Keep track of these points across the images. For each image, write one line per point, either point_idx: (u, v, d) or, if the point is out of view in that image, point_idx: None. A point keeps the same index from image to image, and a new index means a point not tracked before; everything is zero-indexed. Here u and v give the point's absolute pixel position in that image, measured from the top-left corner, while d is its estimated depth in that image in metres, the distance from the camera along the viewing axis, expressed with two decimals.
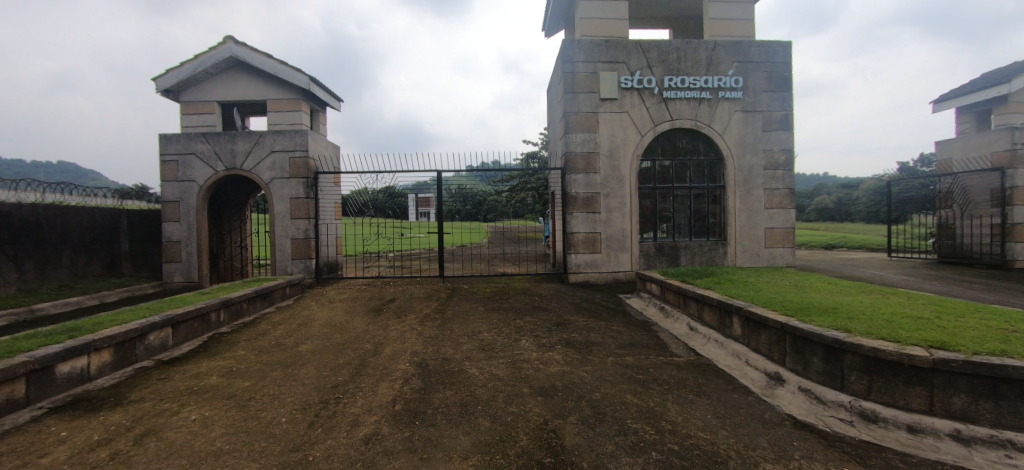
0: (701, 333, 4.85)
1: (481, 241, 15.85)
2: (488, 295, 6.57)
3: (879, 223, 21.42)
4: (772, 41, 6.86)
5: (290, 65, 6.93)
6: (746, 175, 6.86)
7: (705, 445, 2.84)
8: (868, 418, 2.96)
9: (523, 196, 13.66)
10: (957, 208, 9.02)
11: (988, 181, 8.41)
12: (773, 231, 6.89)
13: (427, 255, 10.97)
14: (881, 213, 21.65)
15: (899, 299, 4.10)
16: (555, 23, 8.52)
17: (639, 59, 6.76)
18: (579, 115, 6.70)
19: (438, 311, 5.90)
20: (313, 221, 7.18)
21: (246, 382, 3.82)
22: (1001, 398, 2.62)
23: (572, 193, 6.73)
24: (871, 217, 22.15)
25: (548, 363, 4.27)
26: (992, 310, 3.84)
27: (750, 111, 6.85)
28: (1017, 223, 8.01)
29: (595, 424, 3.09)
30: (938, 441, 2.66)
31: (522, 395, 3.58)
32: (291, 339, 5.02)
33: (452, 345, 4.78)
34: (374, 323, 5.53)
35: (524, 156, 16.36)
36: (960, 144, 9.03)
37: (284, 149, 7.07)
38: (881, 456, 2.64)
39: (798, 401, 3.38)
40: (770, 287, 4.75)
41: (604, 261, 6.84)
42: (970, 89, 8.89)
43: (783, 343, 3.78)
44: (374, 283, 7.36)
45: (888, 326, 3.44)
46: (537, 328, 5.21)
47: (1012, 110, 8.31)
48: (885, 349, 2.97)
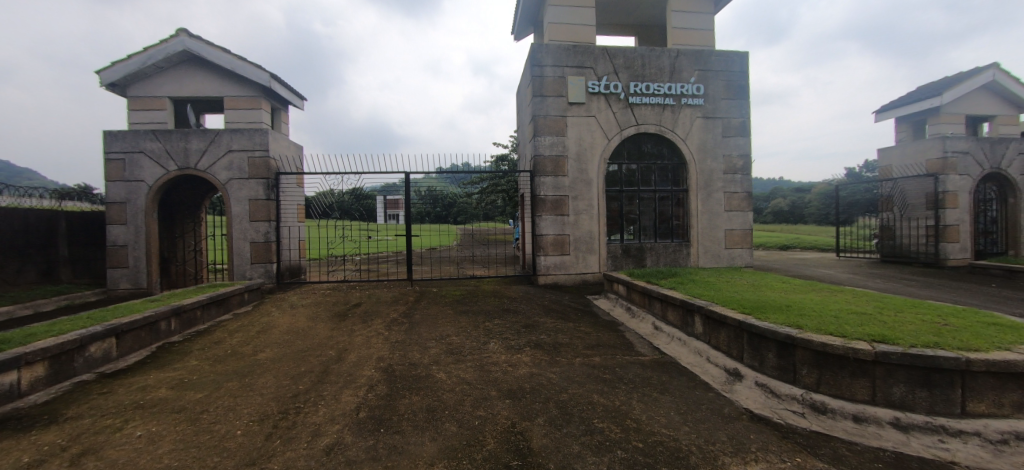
0: (665, 333, 4.98)
1: (452, 244, 15.70)
2: (457, 298, 6.49)
3: (829, 225, 22.79)
4: (731, 51, 7.18)
5: (250, 60, 6.64)
6: (707, 179, 7.13)
7: (668, 441, 2.90)
8: (818, 409, 3.12)
9: (493, 199, 13.66)
10: (897, 210, 9.72)
11: (923, 185, 9.10)
12: (733, 233, 7.18)
13: (395, 258, 10.73)
14: (830, 216, 23.06)
15: (845, 296, 4.36)
16: (525, 27, 8.58)
17: (606, 65, 6.91)
18: (548, 119, 6.78)
19: (406, 316, 5.78)
20: (274, 224, 6.89)
21: (197, 394, 3.59)
22: (933, 386, 2.84)
23: (541, 195, 6.78)
24: (823, 220, 23.51)
25: (516, 365, 4.26)
26: (925, 305, 4.15)
27: (710, 117, 7.14)
28: (948, 224, 8.72)
29: (563, 425, 3.10)
30: (880, 429, 2.84)
31: (490, 399, 3.54)
32: (248, 347, 4.78)
33: (419, 349, 4.68)
34: (338, 329, 5.35)
35: (494, 159, 16.36)
36: (898, 153, 9.74)
37: (242, 148, 6.76)
38: (830, 445, 2.78)
39: (754, 395, 3.51)
40: (728, 286, 4.94)
41: (572, 262, 6.92)
42: (906, 100, 9.62)
43: (741, 340, 3.93)
44: (339, 288, 7.14)
45: (835, 322, 3.64)
46: (506, 330, 5.20)
47: (943, 120, 9.04)
48: (833, 344, 3.14)
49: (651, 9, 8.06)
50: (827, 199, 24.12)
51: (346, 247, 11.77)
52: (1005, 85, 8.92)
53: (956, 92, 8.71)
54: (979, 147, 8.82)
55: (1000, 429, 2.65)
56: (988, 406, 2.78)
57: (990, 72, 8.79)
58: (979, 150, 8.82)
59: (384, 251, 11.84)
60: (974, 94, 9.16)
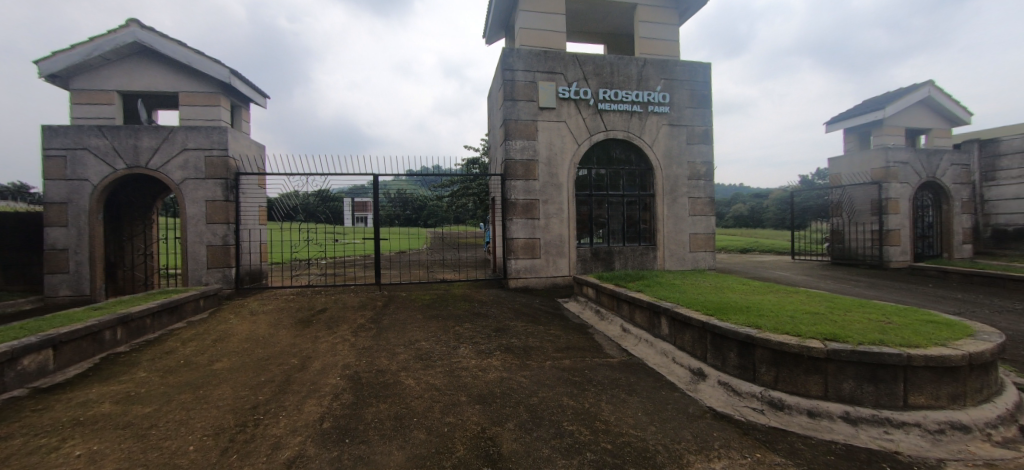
0: (632, 334, 5.07)
1: (422, 247, 15.50)
2: (427, 302, 6.39)
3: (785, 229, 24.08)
4: (694, 62, 7.47)
5: (208, 55, 6.33)
6: (673, 184, 7.36)
7: (636, 442, 2.94)
8: (776, 405, 3.25)
9: (464, 202, 13.60)
10: (846, 216, 10.34)
11: (868, 192, 9.73)
12: (696, 236, 7.43)
13: (363, 262, 10.46)
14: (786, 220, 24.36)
15: (800, 297, 4.58)
16: (496, 31, 8.61)
17: (576, 71, 7.03)
18: (519, 123, 6.81)
19: (373, 321, 5.62)
20: (233, 226, 6.58)
21: (145, 408, 3.34)
22: (879, 381, 3.03)
23: (511, 199, 6.79)
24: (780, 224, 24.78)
25: (486, 370, 4.22)
26: (870, 304, 4.42)
27: (675, 125, 7.38)
28: (891, 229, 9.36)
29: (533, 429, 3.09)
30: (832, 423, 3.00)
31: (459, 404, 3.49)
32: (203, 356, 4.51)
33: (387, 355, 4.56)
34: (301, 335, 5.15)
35: (466, 162, 16.30)
36: (846, 162, 10.38)
37: (198, 147, 6.43)
38: (787, 440, 2.91)
39: (717, 393, 3.63)
40: (692, 288, 5.09)
41: (543, 266, 6.96)
42: (854, 112, 10.29)
43: (704, 340, 4.04)
44: (303, 293, 6.89)
45: (791, 322, 3.81)
46: (476, 335, 5.15)
47: (886, 132, 9.72)
48: (789, 342, 3.28)
49: (620, 18, 8.28)
50: (783, 205, 25.53)
51: (312, 250, 11.36)
52: (938, 101, 9.72)
53: (897, 106, 9.42)
54: (916, 158, 9.53)
55: (936, 419, 2.87)
56: (927, 398, 2.99)
57: (925, 89, 9.55)
58: (916, 161, 9.54)
59: (351, 254, 11.53)
60: (912, 108, 9.92)
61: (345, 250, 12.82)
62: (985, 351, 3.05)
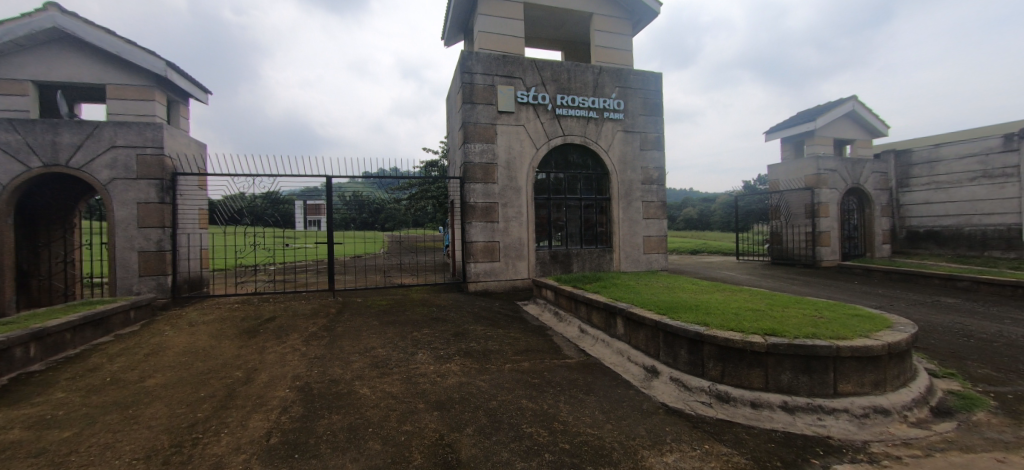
0: (590, 335, 5.17)
1: (380, 251, 15.09)
2: (384, 308, 6.21)
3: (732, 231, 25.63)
4: (646, 72, 7.80)
5: (141, 45, 5.86)
6: (628, 189, 7.61)
7: (593, 440, 2.99)
8: (722, 398, 3.43)
9: (423, 205, 13.37)
10: (784, 219, 11.14)
11: (803, 197, 10.54)
12: (650, 239, 7.72)
13: (315, 268, 10.01)
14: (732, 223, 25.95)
15: (743, 296, 4.85)
16: (456, 33, 8.57)
17: (534, 76, 7.13)
18: (477, 126, 6.81)
19: (327, 329, 5.39)
20: (169, 231, 6.10)
21: (63, 432, 3.01)
22: (813, 371, 3.27)
23: (470, 202, 6.76)
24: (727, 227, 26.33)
25: (445, 375, 4.16)
26: (804, 301, 4.76)
27: (629, 131, 7.66)
28: (822, 231, 10.18)
29: (492, 433, 3.07)
30: (772, 413, 3.21)
31: (417, 412, 3.40)
32: (134, 373, 4.13)
33: (340, 364, 4.38)
34: (246, 346, 4.84)
35: (425, 164, 16.06)
36: (783, 169, 11.17)
37: (129, 144, 5.92)
38: (732, 431, 3.07)
39: (669, 389, 3.77)
40: (646, 289, 5.27)
41: (502, 269, 6.97)
42: (790, 123, 11.13)
43: (657, 338, 4.19)
44: (249, 301, 6.49)
45: (735, 319, 4.03)
46: (434, 340, 5.06)
47: (817, 142, 10.61)
48: (734, 338, 3.47)
49: (577, 26, 8.51)
50: (728, 208, 27.17)
51: (259, 256, 10.74)
52: (861, 114, 10.74)
53: (826, 118, 10.32)
54: (844, 166, 10.44)
55: (861, 404, 3.14)
56: (854, 386, 3.27)
57: (850, 104, 10.51)
58: (844, 169, 10.45)
59: (304, 260, 11.02)
60: (839, 121, 10.88)
61: (296, 255, 12.20)
62: (901, 341, 3.38)
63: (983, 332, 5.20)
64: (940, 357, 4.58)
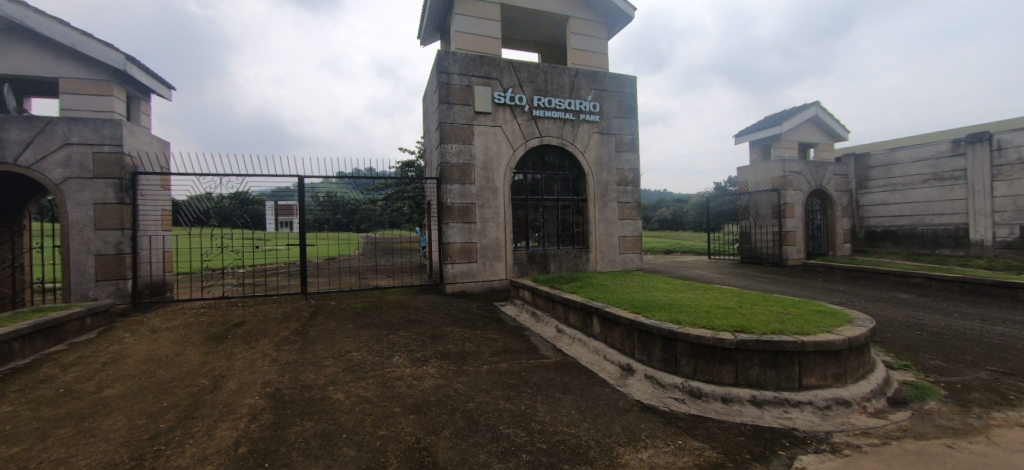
0: (567, 335, 5.22)
1: (355, 253, 14.81)
2: (358, 311, 6.09)
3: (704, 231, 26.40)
4: (621, 75, 7.94)
5: (97, 37, 5.56)
6: (604, 190, 7.72)
7: (570, 439, 3.02)
8: (695, 394, 3.52)
9: (400, 205, 13.21)
10: (753, 219, 11.53)
11: (770, 198, 10.94)
12: (625, 239, 7.86)
13: (286, 271, 9.73)
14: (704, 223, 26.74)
15: (714, 294, 4.99)
16: (432, 32, 8.49)
17: (511, 77, 7.15)
18: (454, 126, 6.77)
19: (299, 333, 5.26)
20: (128, 233, 5.81)
21: (10, 449, 2.81)
22: (779, 366, 3.40)
23: (447, 203, 6.71)
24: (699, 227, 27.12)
25: (422, 378, 4.11)
26: (771, 298, 4.93)
27: (605, 133, 7.77)
28: (788, 231, 10.60)
29: (469, 435, 3.06)
30: (742, 407, 3.32)
31: (392, 416, 3.35)
32: (90, 383, 3.91)
33: (313, 369, 4.27)
34: (213, 353, 4.66)
35: (401, 164, 15.87)
36: (752, 171, 11.56)
37: (84, 142, 5.61)
38: (704, 426, 3.16)
39: (644, 386, 3.84)
40: (621, 289, 5.36)
41: (479, 270, 6.96)
42: (758, 126, 11.55)
43: (632, 337, 4.26)
44: (216, 305, 6.26)
45: (706, 317, 4.14)
46: (411, 342, 5.00)
47: (783, 145, 11.06)
48: (705, 336, 3.56)
49: (553, 29, 8.58)
50: (700, 209, 27.97)
51: (227, 259, 10.36)
52: (823, 119, 11.26)
53: (791, 122, 10.80)
54: (808, 168, 10.91)
55: (824, 397, 3.28)
56: (817, 379, 3.41)
57: (813, 109, 11.01)
58: (808, 171, 10.91)
59: (274, 263, 10.69)
60: (804, 125, 11.36)
61: (267, 256, 11.83)
62: (860, 335, 3.55)
63: (934, 326, 5.53)
64: (895, 350, 4.84)
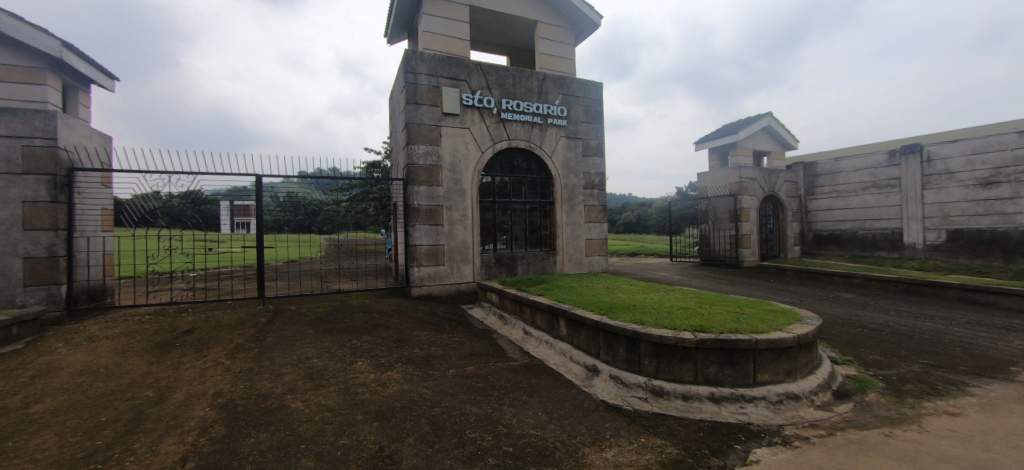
0: (534, 337, 5.25)
1: (316, 256, 14.32)
2: (319, 316, 5.88)
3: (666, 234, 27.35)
4: (588, 81, 8.10)
5: (29, 21, 5.10)
6: (571, 193, 7.84)
7: (536, 441, 3.03)
8: (657, 393, 3.62)
9: (365, 207, 12.93)
10: (711, 223, 12.03)
11: (727, 203, 11.47)
12: (591, 242, 8.01)
13: (242, 275, 9.27)
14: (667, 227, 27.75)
15: (674, 295, 5.16)
16: (399, 32, 8.36)
17: (479, 79, 7.14)
18: (421, 127, 6.68)
19: (255, 339, 5.02)
20: (63, 234, 5.37)
21: None
22: (736, 363, 3.55)
23: (414, 204, 6.60)
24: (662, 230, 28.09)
25: (386, 383, 4.02)
26: (728, 299, 5.15)
27: (572, 138, 7.90)
28: (744, 234, 11.14)
29: (434, 441, 3.01)
30: (701, 404, 3.45)
31: (355, 424, 3.25)
32: (13, 398, 3.55)
33: (270, 378, 4.08)
34: (159, 362, 4.36)
35: (366, 165, 15.55)
36: (710, 177, 12.07)
37: (11, 134, 5.13)
38: (666, 424, 3.26)
39: (609, 387, 3.91)
40: (587, 291, 5.45)
41: (447, 272, 6.89)
42: (717, 134, 12.09)
43: (597, 338, 4.33)
44: (164, 312, 5.87)
45: (667, 317, 4.28)
46: (374, 347, 4.87)
47: (739, 153, 11.64)
48: (667, 336, 3.67)
49: (522, 33, 8.66)
50: (663, 212, 28.98)
51: (176, 262, 9.75)
52: (775, 129, 11.95)
53: (746, 131, 11.40)
54: (762, 175, 11.53)
55: (776, 392, 3.46)
56: (770, 375, 3.59)
57: (766, 120, 11.66)
58: (762, 178, 11.53)
59: (229, 267, 10.15)
60: (758, 135, 12.00)
61: (220, 259, 11.19)
62: (809, 332, 3.76)
63: (872, 323, 5.96)
64: (839, 346, 5.17)
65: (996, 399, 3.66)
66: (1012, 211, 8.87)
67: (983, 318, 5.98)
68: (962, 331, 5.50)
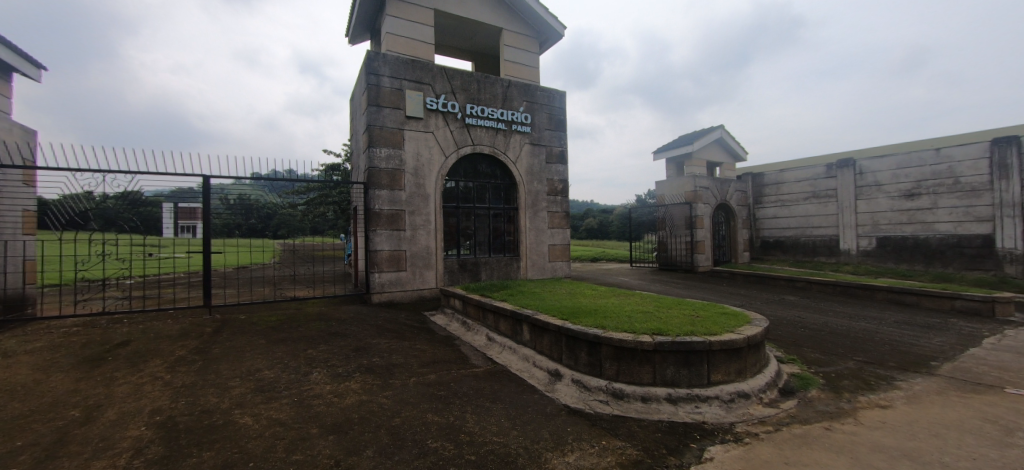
0: (497, 342, 5.24)
1: (270, 262, 13.67)
2: (272, 325, 5.60)
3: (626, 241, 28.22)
4: (551, 89, 8.25)
5: None
6: (535, 199, 7.93)
7: (499, 448, 3.01)
8: (617, 395, 3.70)
9: (322, 210, 12.52)
10: (668, 229, 12.50)
11: (683, 211, 11.98)
12: (554, 247, 8.11)
13: (184, 283, 8.67)
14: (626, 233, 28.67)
15: (633, 300, 5.31)
16: (361, 32, 8.18)
17: (443, 83, 7.10)
18: (384, 130, 6.55)
19: (199, 351, 4.71)
20: None
21: None
22: (691, 365, 3.69)
23: (375, 209, 6.44)
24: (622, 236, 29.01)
25: (343, 394, 3.87)
26: (683, 303, 5.35)
27: (536, 144, 8.00)
28: (699, 240, 11.66)
29: (394, 453, 2.92)
30: (659, 405, 3.56)
31: (309, 438, 3.11)
32: None
33: (216, 392, 3.83)
34: (88, 379, 3.98)
35: (325, 167, 15.08)
36: (667, 185, 12.56)
37: None
38: (626, 425, 3.34)
39: (571, 391, 3.96)
40: (549, 296, 5.51)
41: (409, 279, 6.77)
42: (675, 145, 12.63)
43: (559, 343, 4.38)
44: (94, 324, 5.39)
45: (626, 321, 4.39)
46: (332, 357, 4.70)
47: (694, 163, 12.23)
48: (626, 339, 3.77)
49: (487, 39, 8.71)
50: (624, 219, 29.93)
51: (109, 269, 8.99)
52: (726, 141, 12.67)
53: (700, 143, 12.02)
54: (715, 184, 12.18)
55: (728, 391, 3.63)
56: (723, 375, 3.76)
57: (718, 132, 12.33)
58: (714, 187, 12.18)
59: (170, 274, 9.47)
60: (711, 146, 12.65)
61: (162, 265, 10.42)
62: (757, 334, 3.98)
63: (813, 323, 6.39)
64: (785, 346, 5.50)
65: (920, 392, 4.01)
66: (931, 220, 9.86)
67: (907, 317, 6.56)
68: (890, 329, 6.01)
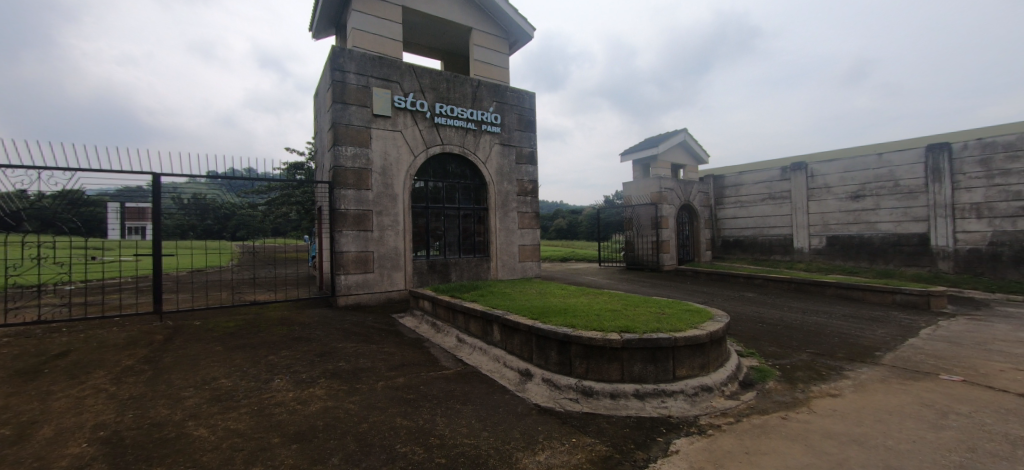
0: (467, 344, 5.21)
1: (228, 265, 13.03)
2: (229, 331, 5.34)
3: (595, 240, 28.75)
4: (521, 90, 8.31)
5: None
6: (505, 199, 7.95)
7: (470, 450, 3.00)
8: (587, 393, 3.76)
9: (284, 211, 12.05)
10: (635, 230, 12.81)
11: (649, 212, 12.32)
12: (525, 247, 8.17)
13: (131, 289, 8.12)
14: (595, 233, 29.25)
15: (599, 298, 5.41)
16: (326, 27, 7.95)
17: (411, 82, 7.00)
18: (350, 128, 6.38)
19: (149, 360, 4.43)
20: None
21: None
22: (657, 360, 3.81)
23: (341, 209, 6.26)
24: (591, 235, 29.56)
25: (308, 401, 3.74)
26: (647, 300, 5.50)
27: (506, 145, 8.03)
28: (664, 240, 12.03)
29: (361, 459, 2.85)
30: (628, 401, 3.65)
31: (270, 448, 2.98)
32: None
33: (167, 403, 3.61)
34: (18, 393, 3.65)
35: (288, 166, 14.58)
36: (634, 186, 12.88)
37: None
38: (596, 422, 3.39)
39: (541, 390, 3.99)
40: (518, 296, 5.53)
41: (376, 281, 6.62)
42: (641, 147, 12.96)
43: (529, 342, 4.40)
44: (27, 334, 4.97)
45: (593, 320, 4.47)
46: (295, 362, 4.54)
47: (660, 165, 12.61)
48: (595, 337, 3.83)
49: (456, 39, 8.67)
50: (593, 219, 30.50)
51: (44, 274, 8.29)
52: (689, 143, 13.15)
53: (664, 145, 12.43)
54: (678, 185, 12.63)
55: (692, 385, 3.76)
56: (688, 370, 3.89)
57: (682, 134, 12.76)
58: (678, 188, 12.62)
59: (117, 280, 8.87)
60: (675, 149, 13.09)
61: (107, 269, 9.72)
62: (718, 329, 4.14)
63: (769, 318, 6.73)
64: (744, 340, 5.76)
65: (865, 380, 4.30)
66: (874, 220, 10.59)
67: (853, 311, 7.03)
68: (838, 322, 6.42)
